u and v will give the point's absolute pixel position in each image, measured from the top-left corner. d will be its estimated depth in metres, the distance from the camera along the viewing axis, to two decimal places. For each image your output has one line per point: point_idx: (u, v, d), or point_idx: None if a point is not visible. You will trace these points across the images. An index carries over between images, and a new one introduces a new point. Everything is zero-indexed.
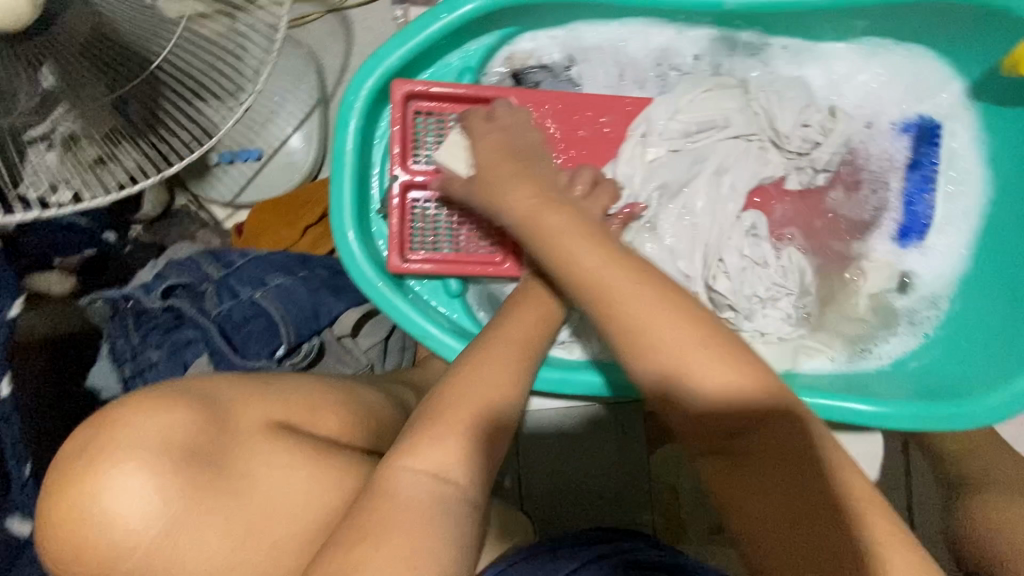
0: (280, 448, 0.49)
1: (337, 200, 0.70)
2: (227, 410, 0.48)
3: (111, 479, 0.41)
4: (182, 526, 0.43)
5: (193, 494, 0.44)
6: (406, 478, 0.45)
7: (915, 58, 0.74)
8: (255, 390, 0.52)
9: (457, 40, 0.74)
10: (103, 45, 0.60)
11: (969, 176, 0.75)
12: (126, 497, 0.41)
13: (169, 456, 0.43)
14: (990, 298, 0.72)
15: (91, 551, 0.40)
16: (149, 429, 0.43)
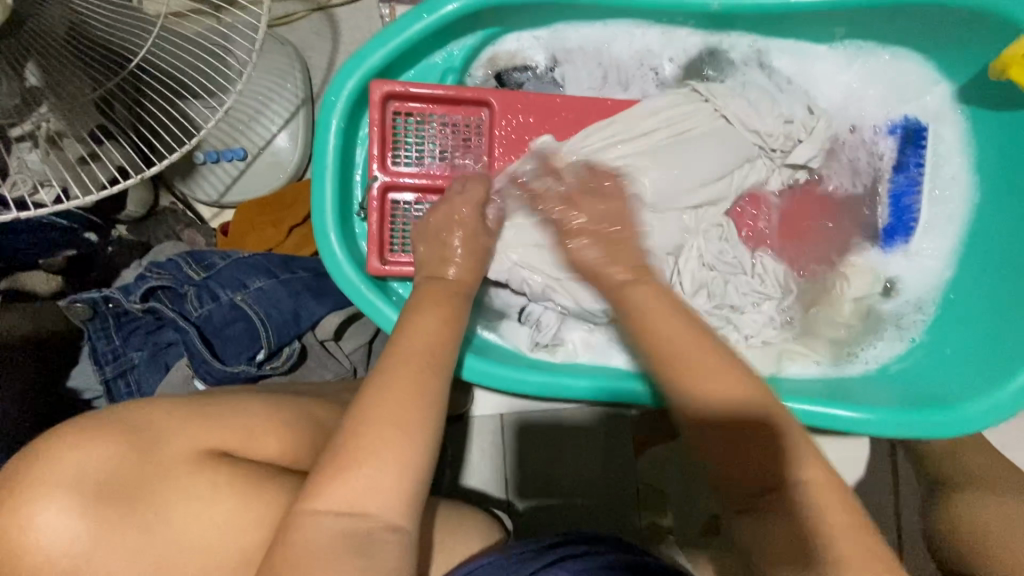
0: (210, 477, 0.47)
1: (318, 201, 0.71)
2: (155, 435, 0.47)
3: (30, 515, 0.40)
4: (103, 556, 0.42)
5: (111, 526, 0.42)
6: (332, 511, 0.44)
7: (901, 60, 0.73)
8: (198, 415, 0.50)
9: (439, 40, 0.73)
10: (83, 44, 0.60)
11: (956, 180, 0.74)
12: (48, 528, 0.40)
13: (88, 490, 0.42)
14: (976, 304, 0.72)
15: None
16: (73, 462, 0.42)
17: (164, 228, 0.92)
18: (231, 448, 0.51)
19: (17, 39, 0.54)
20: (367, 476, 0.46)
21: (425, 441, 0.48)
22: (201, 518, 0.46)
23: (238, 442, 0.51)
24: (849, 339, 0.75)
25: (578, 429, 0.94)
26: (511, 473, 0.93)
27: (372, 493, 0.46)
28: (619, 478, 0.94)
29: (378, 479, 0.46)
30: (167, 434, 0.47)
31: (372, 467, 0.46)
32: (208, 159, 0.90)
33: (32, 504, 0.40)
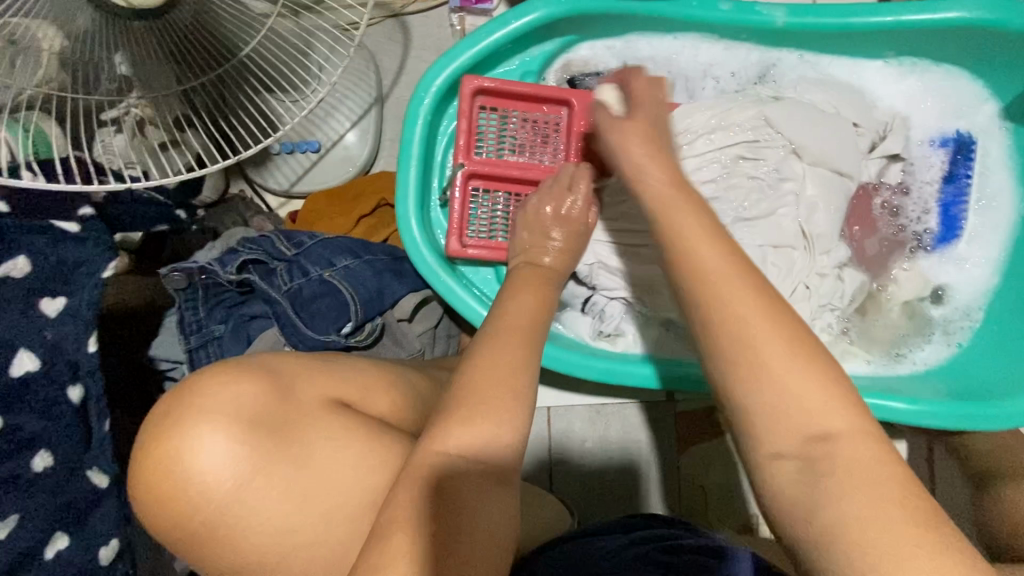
0: (337, 422, 0.53)
1: (403, 186, 0.75)
2: (289, 383, 0.53)
3: (196, 440, 0.47)
4: (251, 482, 0.48)
5: (260, 458, 0.49)
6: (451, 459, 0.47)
7: (951, 79, 0.79)
8: (314, 368, 0.57)
9: (522, 45, 0.79)
10: (187, 34, 0.62)
11: (1000, 193, 0.80)
12: (210, 454, 0.47)
13: (241, 423, 0.48)
14: (1022, 311, 0.76)
15: (181, 493, 0.46)
16: (226, 397, 0.49)
17: (233, 215, 0.94)
18: (352, 399, 0.57)
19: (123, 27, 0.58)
20: (482, 432, 0.48)
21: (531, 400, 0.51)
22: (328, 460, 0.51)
23: (356, 395, 0.58)
24: (899, 342, 0.80)
25: (624, 427, 0.97)
26: (557, 467, 0.97)
27: (483, 447, 0.48)
28: (664, 476, 0.96)
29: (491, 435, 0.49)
30: (296, 383, 0.54)
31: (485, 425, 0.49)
32: (284, 150, 0.93)
33: (196, 430, 0.47)
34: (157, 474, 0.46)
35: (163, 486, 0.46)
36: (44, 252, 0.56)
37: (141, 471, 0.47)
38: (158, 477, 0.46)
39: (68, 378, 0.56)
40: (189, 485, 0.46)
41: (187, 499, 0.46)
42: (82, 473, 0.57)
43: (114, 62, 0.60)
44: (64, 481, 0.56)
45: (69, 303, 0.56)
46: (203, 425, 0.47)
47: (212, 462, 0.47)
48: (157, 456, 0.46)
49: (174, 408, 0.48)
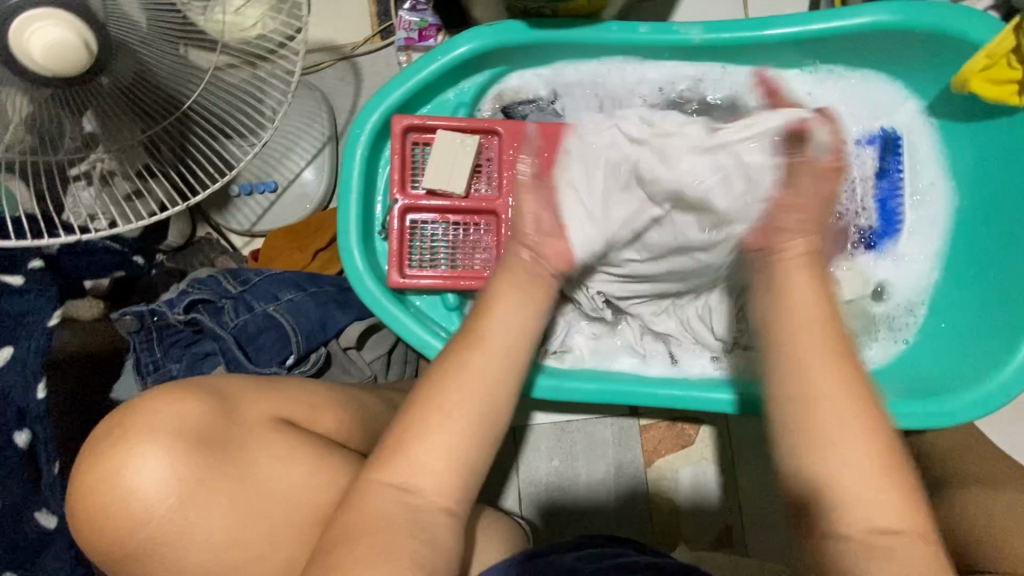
0: (283, 439, 0.56)
1: (343, 221, 0.78)
2: (233, 402, 0.56)
3: (137, 456, 0.49)
4: (193, 497, 0.51)
5: (203, 472, 0.52)
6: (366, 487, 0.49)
7: (871, 82, 0.81)
8: (266, 390, 0.59)
9: (453, 78, 0.82)
10: (143, 90, 0.65)
11: (933, 187, 0.80)
12: (149, 471, 0.49)
13: (184, 439, 0.51)
14: (966, 302, 0.76)
15: (121, 510, 0.49)
16: (171, 415, 0.52)
17: (200, 256, 0.99)
18: (300, 417, 0.60)
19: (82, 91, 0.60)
20: (435, 445, 0.51)
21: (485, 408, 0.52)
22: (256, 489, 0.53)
23: (303, 413, 0.60)
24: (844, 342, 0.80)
25: (588, 441, 1.01)
26: (525, 483, 1.00)
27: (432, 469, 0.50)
28: (631, 491, 0.99)
29: (404, 459, 0.50)
30: (243, 401, 0.57)
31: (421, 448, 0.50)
32: (242, 191, 0.99)
33: (138, 448, 0.50)
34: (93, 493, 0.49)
35: (109, 506, 0.49)
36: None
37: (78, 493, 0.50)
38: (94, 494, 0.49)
39: (14, 424, 0.61)
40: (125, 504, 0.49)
41: (131, 513, 0.49)
42: (29, 514, 0.60)
43: (81, 123, 0.64)
44: (14, 520, 0.60)
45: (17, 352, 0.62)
46: (148, 443, 0.50)
47: (152, 482, 0.50)
48: (99, 474, 0.49)
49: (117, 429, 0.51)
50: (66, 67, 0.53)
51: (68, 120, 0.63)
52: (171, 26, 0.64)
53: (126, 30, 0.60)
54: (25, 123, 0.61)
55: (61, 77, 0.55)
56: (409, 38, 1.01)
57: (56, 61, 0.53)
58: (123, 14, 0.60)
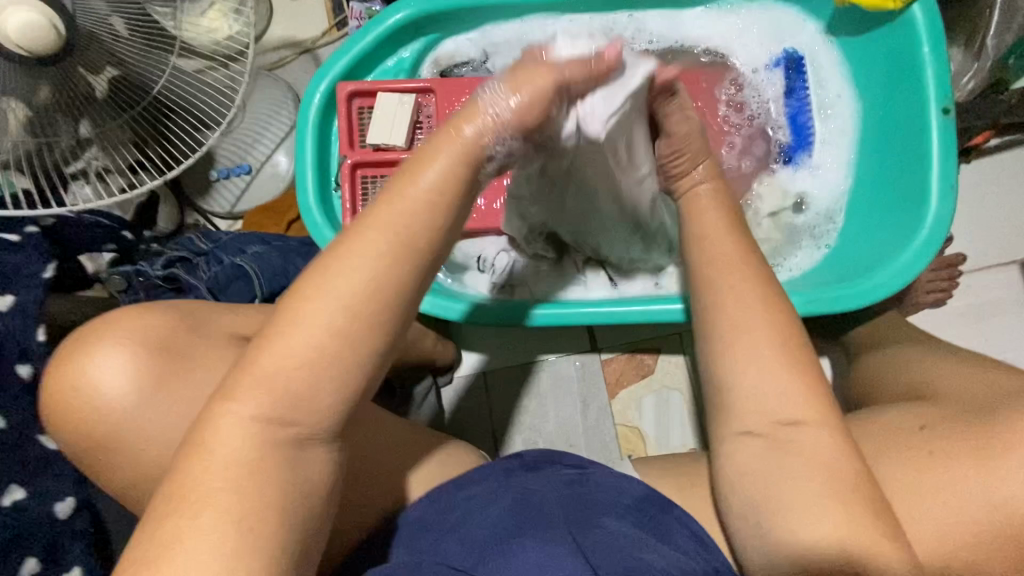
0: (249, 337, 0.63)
1: (301, 180, 0.87)
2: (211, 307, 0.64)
3: (97, 358, 0.55)
4: (144, 404, 0.56)
5: (157, 377, 0.56)
6: None
7: (769, 11, 0.88)
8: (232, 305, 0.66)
9: (392, 48, 0.92)
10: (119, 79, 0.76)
11: (838, 100, 0.86)
12: (107, 373, 0.55)
13: (144, 347, 0.56)
14: (877, 198, 0.81)
15: (81, 407, 0.55)
16: (131, 326, 0.57)
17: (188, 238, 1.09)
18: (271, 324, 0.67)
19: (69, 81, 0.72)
20: None
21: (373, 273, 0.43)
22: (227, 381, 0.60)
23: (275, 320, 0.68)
24: (771, 251, 0.85)
25: (555, 380, 1.06)
26: (497, 425, 1.05)
27: None
28: (598, 424, 1.04)
29: None
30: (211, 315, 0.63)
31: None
32: (220, 176, 1.09)
33: (99, 351, 0.55)
34: (62, 391, 0.55)
35: (72, 399, 0.55)
36: None
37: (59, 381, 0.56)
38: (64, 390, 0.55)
39: (17, 358, 0.68)
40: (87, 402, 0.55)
41: (88, 413, 0.55)
42: (33, 437, 0.68)
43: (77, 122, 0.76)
44: (16, 444, 0.67)
45: (17, 299, 0.70)
46: (110, 346, 0.55)
47: (115, 382, 0.55)
48: (64, 373, 0.55)
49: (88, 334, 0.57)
50: (41, 42, 0.63)
51: (62, 119, 0.75)
52: (137, 26, 0.76)
53: (98, 26, 0.72)
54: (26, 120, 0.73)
55: (38, 54, 0.64)
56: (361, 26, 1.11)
57: (28, 39, 0.62)
58: (94, 14, 0.72)
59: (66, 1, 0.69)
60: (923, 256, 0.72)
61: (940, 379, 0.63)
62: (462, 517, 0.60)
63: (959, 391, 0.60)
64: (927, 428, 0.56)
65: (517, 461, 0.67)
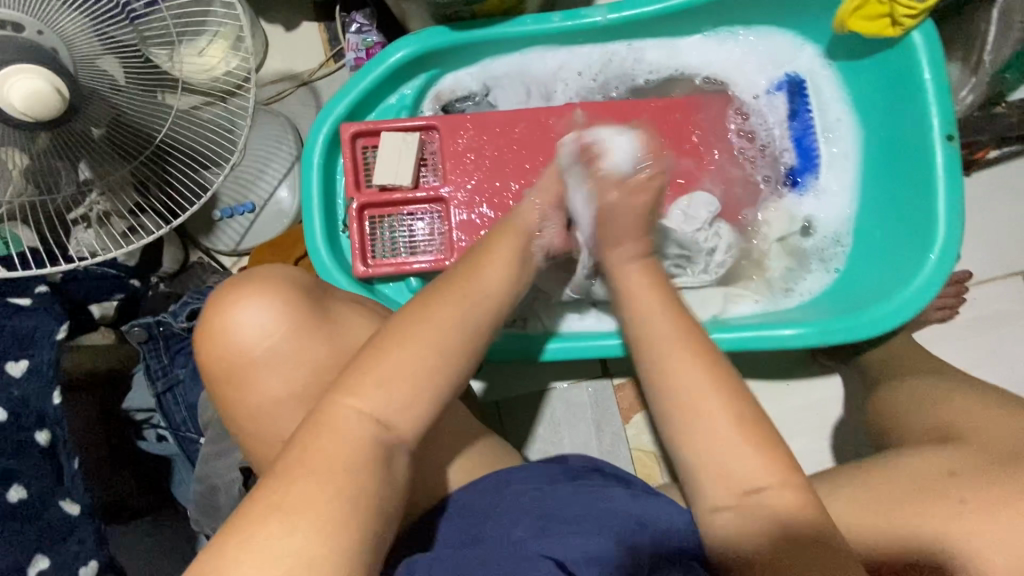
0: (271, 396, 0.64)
1: (309, 224, 0.87)
2: (229, 368, 0.64)
3: (252, 296, 0.63)
4: (286, 345, 0.64)
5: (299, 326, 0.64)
6: (339, 418, 0.54)
7: (769, 37, 0.88)
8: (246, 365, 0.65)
9: (392, 85, 0.91)
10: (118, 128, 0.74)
11: (841, 123, 0.87)
12: (257, 314, 0.63)
13: (294, 298, 0.65)
14: (883, 224, 0.82)
15: (227, 336, 0.63)
16: (286, 277, 0.66)
17: (194, 279, 1.08)
18: None
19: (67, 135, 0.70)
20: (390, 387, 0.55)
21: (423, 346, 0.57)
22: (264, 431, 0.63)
23: None
24: (780, 277, 0.86)
25: (568, 406, 1.07)
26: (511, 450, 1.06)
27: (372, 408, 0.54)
28: (613, 448, 1.05)
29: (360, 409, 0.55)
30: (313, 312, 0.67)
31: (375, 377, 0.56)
32: (223, 215, 1.09)
33: (255, 291, 0.64)
34: (215, 330, 0.63)
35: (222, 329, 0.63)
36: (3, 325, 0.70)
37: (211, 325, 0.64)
38: (217, 334, 0.63)
39: (36, 425, 0.68)
40: (235, 344, 0.63)
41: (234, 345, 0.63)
42: (56, 502, 0.68)
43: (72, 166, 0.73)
44: (36, 513, 0.67)
45: (32, 363, 0.70)
46: (261, 291, 0.64)
47: (260, 324, 0.63)
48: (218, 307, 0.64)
49: (240, 286, 0.64)
50: (46, 110, 0.62)
51: (60, 165, 0.72)
52: (135, 71, 0.72)
53: (99, 81, 0.70)
54: (23, 172, 0.71)
55: (41, 120, 0.63)
56: (358, 58, 1.10)
57: (34, 108, 0.62)
58: (95, 68, 0.69)
59: (66, 58, 0.67)
60: (932, 285, 0.73)
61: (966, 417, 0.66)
62: (490, 513, 0.66)
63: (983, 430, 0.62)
64: None
65: (559, 470, 0.72)
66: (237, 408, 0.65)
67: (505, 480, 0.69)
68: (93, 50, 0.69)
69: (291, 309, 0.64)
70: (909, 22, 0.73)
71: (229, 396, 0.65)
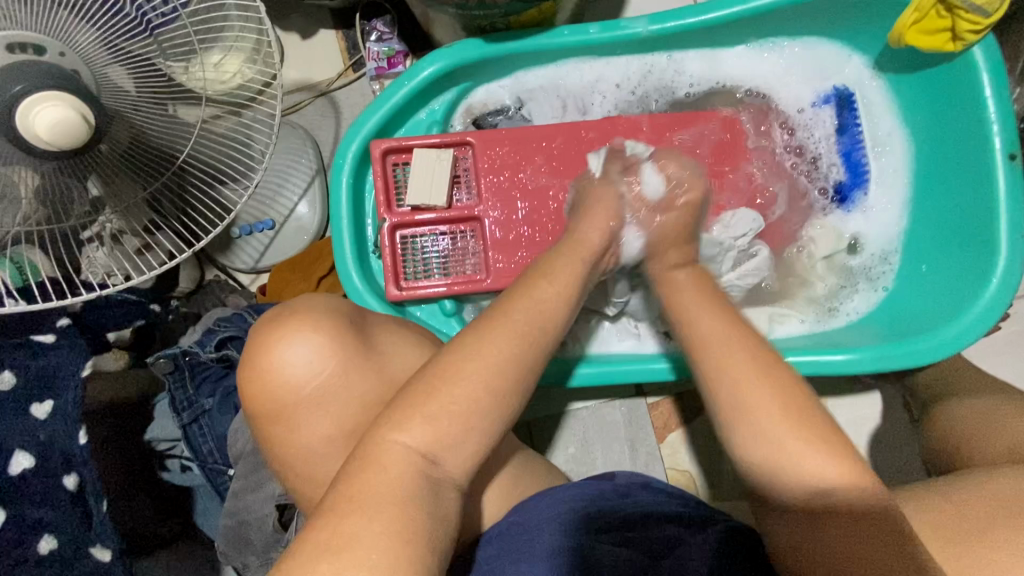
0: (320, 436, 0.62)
1: (339, 245, 0.83)
2: (271, 408, 0.62)
3: (297, 333, 0.61)
4: (331, 383, 0.62)
5: (344, 364, 0.62)
6: (397, 464, 0.50)
7: (813, 48, 0.86)
8: (284, 406, 0.62)
9: (424, 99, 0.88)
10: (139, 150, 0.69)
11: (891, 137, 0.85)
12: (302, 351, 0.61)
13: (339, 333, 0.63)
14: (937, 243, 0.80)
15: (273, 375, 0.61)
16: (328, 310, 0.64)
17: (211, 298, 1.03)
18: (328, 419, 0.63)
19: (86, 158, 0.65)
20: (449, 431, 0.52)
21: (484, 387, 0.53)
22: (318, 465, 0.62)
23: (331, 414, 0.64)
24: (828, 296, 0.83)
25: (599, 425, 1.04)
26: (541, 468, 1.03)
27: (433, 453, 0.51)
28: (647, 468, 1.02)
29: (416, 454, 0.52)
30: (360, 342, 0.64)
31: (427, 421, 0.52)
32: (242, 232, 1.05)
33: (301, 328, 0.62)
34: (259, 371, 0.61)
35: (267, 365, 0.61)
36: (25, 363, 0.66)
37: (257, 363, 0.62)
38: (265, 377, 0.61)
39: (63, 469, 0.65)
40: (280, 380, 0.61)
41: (278, 384, 0.61)
42: (87, 551, 0.65)
43: (88, 190, 0.68)
44: (70, 561, 0.64)
45: (56, 404, 0.66)
46: (305, 328, 0.62)
47: (306, 361, 0.61)
48: (265, 340, 0.62)
49: (281, 323, 0.62)
50: (70, 139, 0.58)
51: (75, 188, 0.67)
52: (157, 88, 0.67)
53: (118, 99, 0.65)
54: (36, 197, 0.66)
55: (65, 149, 0.60)
56: (380, 68, 1.06)
57: (59, 135, 0.58)
58: (113, 86, 0.65)
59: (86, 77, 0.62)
60: (995, 309, 0.70)
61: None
62: (546, 526, 0.62)
63: None
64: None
65: (610, 486, 0.68)
66: (280, 447, 0.63)
67: (556, 492, 0.66)
68: (111, 65, 0.64)
69: (336, 347, 0.62)
70: (971, 37, 0.71)
71: (274, 434, 0.63)
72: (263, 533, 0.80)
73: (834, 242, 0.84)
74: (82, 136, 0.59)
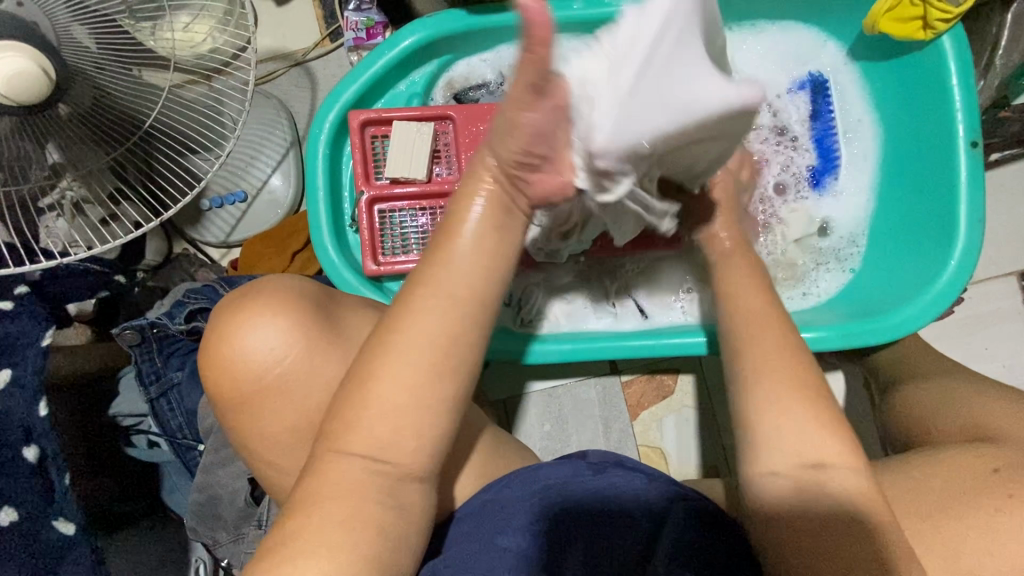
0: (291, 406, 0.60)
1: (314, 218, 0.82)
2: (243, 379, 0.59)
3: (264, 309, 0.59)
4: (312, 351, 0.60)
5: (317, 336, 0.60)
6: (371, 440, 0.50)
7: (789, 33, 0.88)
8: (261, 376, 0.59)
9: (403, 71, 0.86)
10: (103, 112, 0.65)
11: (861, 123, 0.87)
12: (266, 330, 0.59)
13: (301, 303, 0.61)
14: (900, 226, 0.83)
15: (246, 352, 0.59)
16: (290, 284, 0.63)
17: (179, 272, 0.99)
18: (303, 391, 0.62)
19: (42, 118, 0.61)
20: (428, 392, 0.51)
21: (465, 352, 0.53)
22: (287, 436, 0.60)
23: None
24: (796, 278, 0.86)
25: (575, 403, 1.05)
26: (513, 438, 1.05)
27: (415, 413, 0.51)
28: (620, 445, 1.04)
29: (396, 427, 0.50)
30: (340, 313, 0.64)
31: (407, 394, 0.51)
32: (213, 204, 1.02)
33: (266, 303, 0.60)
34: (226, 341, 0.59)
35: (237, 340, 0.59)
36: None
37: (250, 293, 0.62)
38: (221, 337, 0.59)
39: (23, 441, 0.64)
40: (248, 354, 0.59)
41: (251, 359, 0.59)
42: (47, 523, 0.64)
43: (45, 152, 0.64)
44: (31, 534, 0.63)
45: (14, 374, 0.66)
46: (269, 306, 0.59)
47: (275, 338, 0.59)
48: (229, 315, 0.60)
49: (274, 288, 0.62)
50: (30, 93, 0.56)
51: (29, 149, 0.63)
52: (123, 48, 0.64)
53: (80, 56, 0.61)
54: None
55: (24, 105, 0.57)
56: (358, 38, 1.03)
57: (16, 89, 0.55)
58: (74, 43, 0.60)
59: (45, 31, 0.58)
60: (951, 290, 0.74)
61: (992, 419, 0.67)
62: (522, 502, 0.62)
63: (1014, 436, 0.63)
64: (1003, 471, 0.58)
65: (583, 464, 0.66)
66: (259, 420, 0.60)
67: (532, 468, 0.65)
68: (74, 24, 0.60)
69: (319, 332, 0.60)
70: (941, 26, 0.73)
71: (254, 407, 0.60)
72: (236, 507, 0.80)
73: (807, 223, 0.87)
74: (42, 91, 0.56)
